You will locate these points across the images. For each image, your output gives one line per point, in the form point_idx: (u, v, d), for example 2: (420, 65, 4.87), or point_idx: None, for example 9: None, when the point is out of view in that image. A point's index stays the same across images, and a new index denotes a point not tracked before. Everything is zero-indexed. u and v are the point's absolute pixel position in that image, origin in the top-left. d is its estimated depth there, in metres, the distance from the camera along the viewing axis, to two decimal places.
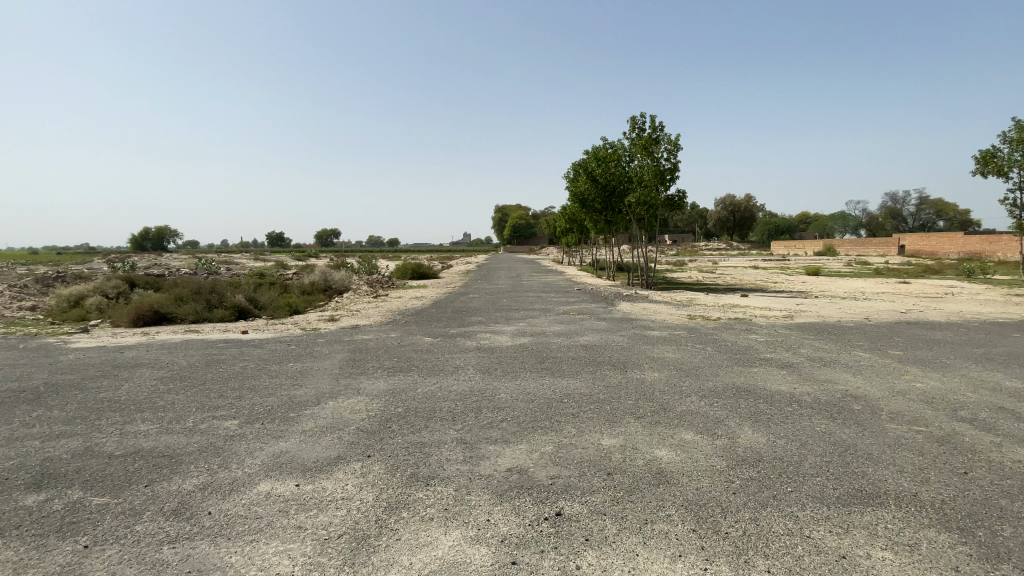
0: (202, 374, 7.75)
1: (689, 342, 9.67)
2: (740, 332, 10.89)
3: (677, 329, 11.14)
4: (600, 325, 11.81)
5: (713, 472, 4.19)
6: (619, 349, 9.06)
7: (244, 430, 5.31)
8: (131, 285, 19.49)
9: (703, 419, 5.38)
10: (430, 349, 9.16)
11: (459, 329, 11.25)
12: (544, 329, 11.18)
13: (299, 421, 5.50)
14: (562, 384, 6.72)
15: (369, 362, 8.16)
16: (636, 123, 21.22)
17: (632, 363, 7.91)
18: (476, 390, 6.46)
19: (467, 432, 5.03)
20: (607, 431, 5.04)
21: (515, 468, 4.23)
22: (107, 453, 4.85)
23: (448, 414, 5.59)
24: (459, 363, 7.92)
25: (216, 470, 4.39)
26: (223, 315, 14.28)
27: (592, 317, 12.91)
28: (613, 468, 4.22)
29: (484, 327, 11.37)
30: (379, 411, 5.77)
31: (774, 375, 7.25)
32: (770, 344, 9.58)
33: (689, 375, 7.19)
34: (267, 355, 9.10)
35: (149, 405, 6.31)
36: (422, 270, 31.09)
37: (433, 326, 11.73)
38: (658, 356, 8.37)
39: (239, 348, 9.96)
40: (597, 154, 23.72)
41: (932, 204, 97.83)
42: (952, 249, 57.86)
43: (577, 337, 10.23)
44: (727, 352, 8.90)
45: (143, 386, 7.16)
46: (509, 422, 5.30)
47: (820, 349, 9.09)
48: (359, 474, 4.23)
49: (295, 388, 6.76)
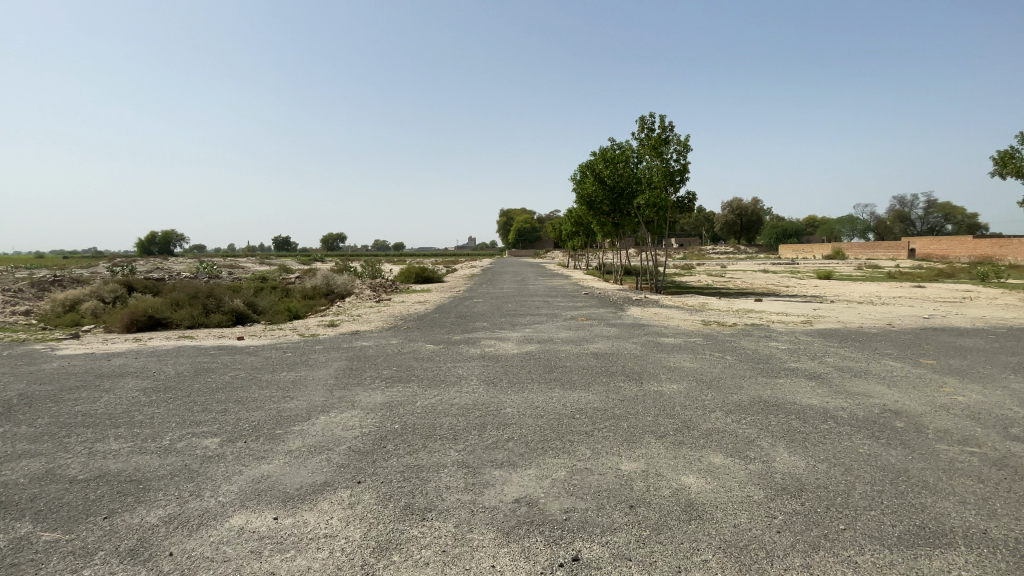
0: (188, 385, 7.28)
1: (706, 351, 9.10)
2: (759, 339, 10.29)
3: (692, 336, 10.57)
4: (611, 331, 11.24)
5: (751, 505, 3.64)
6: (633, 358, 8.51)
7: (224, 450, 4.82)
8: (129, 290, 19.18)
9: (732, 440, 4.83)
10: (431, 358, 8.65)
11: (463, 335, 10.74)
12: (552, 336, 10.64)
13: (286, 439, 5.01)
14: (574, 397, 6.19)
15: (366, 371, 7.67)
16: (646, 123, 20.72)
17: (648, 374, 7.37)
18: (480, 405, 5.93)
19: (469, 454, 4.51)
20: (627, 453, 4.51)
21: (523, 499, 3.70)
22: (69, 478, 4.46)
23: (449, 432, 5.07)
24: (462, 373, 7.41)
25: (187, 500, 3.93)
26: (220, 320, 13.86)
27: (602, 323, 12.37)
28: (636, 500, 3.70)
29: (489, 334, 10.85)
30: (374, 427, 5.26)
31: (804, 388, 6.69)
32: (794, 353, 8.98)
33: (711, 387, 6.64)
34: (260, 364, 8.63)
35: (126, 420, 5.85)
36: (425, 274, 30.63)
37: (435, 333, 11.24)
38: (676, 367, 7.81)
39: (232, 356, 9.51)
40: (605, 155, 23.26)
41: (942, 206, 96.46)
42: (964, 250, 56.37)
43: (587, 345, 9.69)
44: (748, 361, 8.32)
45: (123, 398, 6.71)
46: (516, 441, 4.78)
47: (848, 358, 8.49)
48: (348, 505, 3.72)
49: (285, 401, 6.28)
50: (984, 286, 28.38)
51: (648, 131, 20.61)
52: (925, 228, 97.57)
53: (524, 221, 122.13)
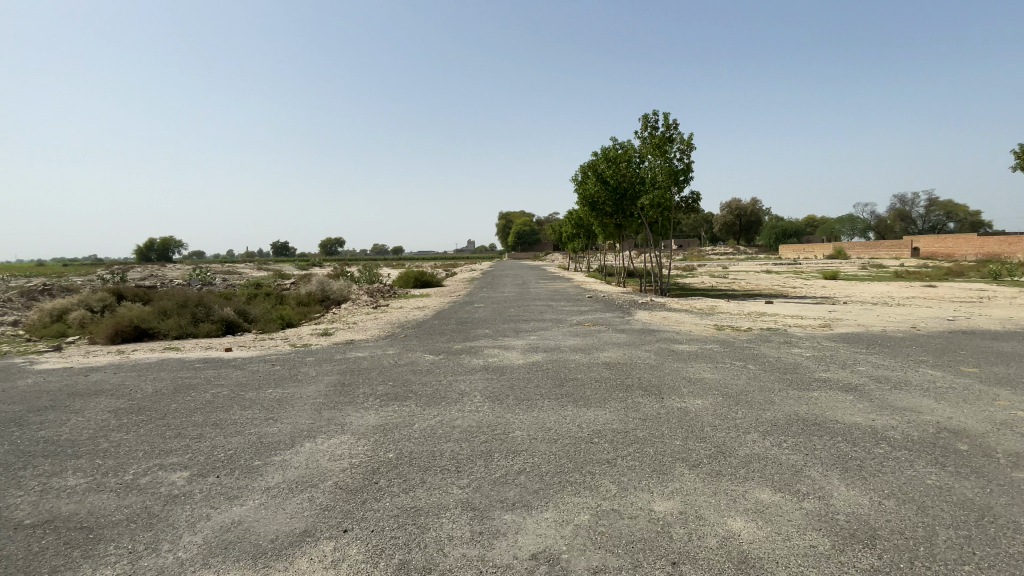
0: (164, 405, 6.63)
1: (726, 360, 8.45)
2: (780, 346, 9.65)
3: (708, 343, 9.93)
4: (621, 338, 10.59)
5: (820, 560, 3.00)
6: (649, 368, 7.85)
7: (192, 487, 4.17)
8: (118, 298, 18.51)
9: (777, 472, 4.22)
10: (430, 370, 8.02)
11: (464, 344, 10.11)
12: (559, 344, 9.98)
13: (265, 473, 4.37)
14: (590, 417, 5.55)
15: (359, 387, 7.03)
16: (650, 121, 20.13)
17: (668, 387, 6.73)
18: (485, 427, 5.30)
19: (474, 492, 3.87)
20: (658, 489, 3.87)
21: (542, 555, 3.07)
22: (11, 524, 3.81)
23: (451, 462, 4.43)
24: (464, 388, 6.77)
25: (141, 555, 3.29)
26: (210, 329, 13.20)
27: (610, 329, 11.72)
28: (679, 554, 3.07)
29: (491, 343, 10.19)
30: (366, 457, 4.62)
31: (842, 403, 6.06)
32: (822, 361, 8.33)
33: (742, 404, 6.01)
34: (245, 379, 7.97)
35: (90, 448, 5.20)
36: (424, 278, 29.97)
37: (435, 341, 10.61)
38: (698, 379, 7.16)
39: (217, 370, 8.86)
40: (607, 155, 22.67)
41: (943, 204, 95.94)
42: (969, 249, 55.60)
43: (598, 354, 9.03)
44: (774, 372, 7.67)
45: (90, 421, 6.04)
46: (529, 474, 4.14)
47: (881, 367, 7.84)
48: (331, 562, 3.08)
49: (269, 424, 5.63)
50: (995, 285, 27.78)
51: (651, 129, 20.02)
52: (926, 227, 97.08)
53: (523, 224, 121.60)
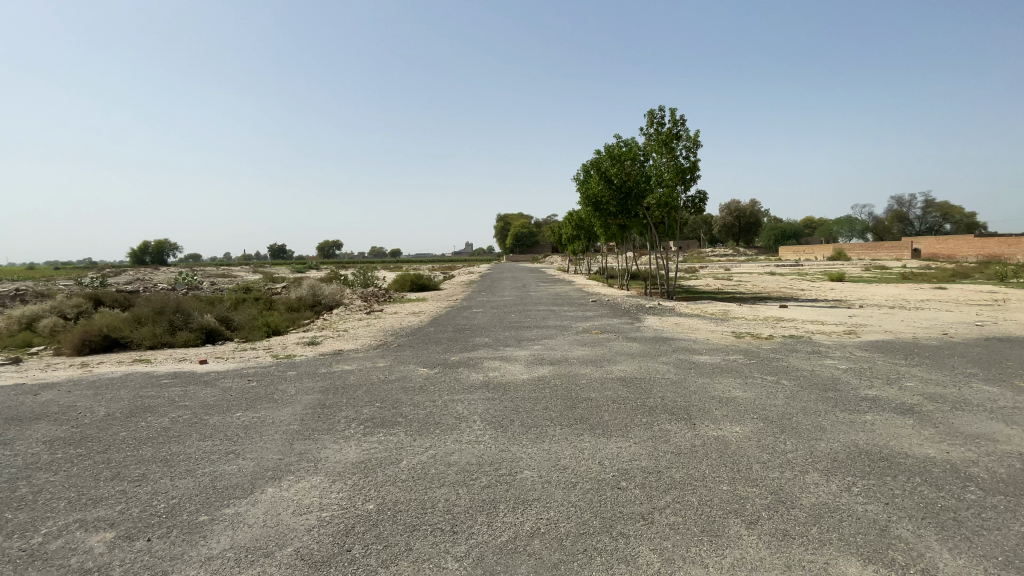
0: (113, 436, 5.71)
1: (755, 375, 7.53)
2: (810, 357, 8.73)
3: (731, 355, 8.99)
4: (634, 348, 9.67)
5: None
6: (671, 385, 6.93)
7: (111, 559, 3.26)
8: (97, 304, 17.54)
9: (858, 533, 3.33)
10: (423, 386, 7.12)
11: (461, 356, 9.17)
12: (565, 355, 9.05)
13: (208, 536, 3.45)
14: (612, 450, 4.65)
15: (341, 410, 6.11)
16: (656, 117, 19.28)
17: (697, 410, 5.81)
18: (488, 464, 4.40)
19: (475, 566, 2.97)
20: (714, 563, 2.97)
21: None
22: None
23: (445, 519, 3.52)
24: (461, 412, 5.83)
25: None
26: (187, 339, 12.24)
27: (620, 337, 10.80)
28: None
29: (491, 354, 9.25)
30: (339, 511, 3.71)
31: (904, 430, 5.17)
32: (862, 375, 7.42)
33: (790, 433, 5.12)
34: (214, 399, 7.05)
35: (5, 496, 4.28)
36: (421, 281, 28.99)
37: (430, 352, 9.71)
38: (729, 399, 6.25)
39: (186, 387, 7.94)
40: (611, 153, 21.83)
41: (941, 205, 95.33)
42: (973, 250, 54.90)
43: (611, 367, 8.10)
44: (813, 388, 6.76)
45: (19, 458, 5.12)
46: (543, 538, 3.25)
47: (932, 382, 6.94)
48: None
49: (227, 463, 4.71)
50: (1007, 286, 27.01)
51: (659, 125, 19.21)
52: (926, 228, 96.67)
53: (522, 226, 120.82)
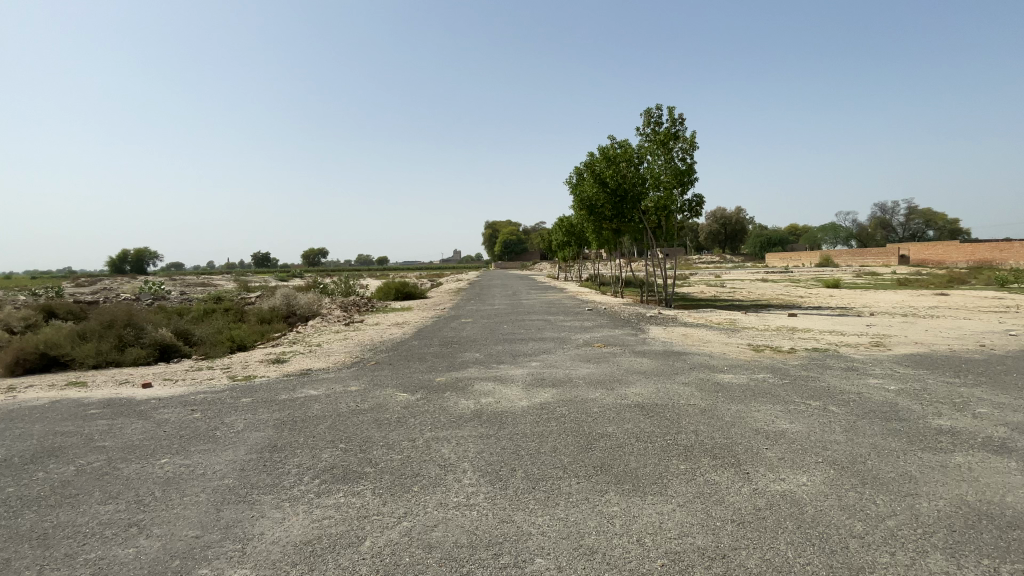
0: None
1: (796, 399, 6.38)
2: (849, 376, 7.61)
3: (757, 373, 7.85)
4: (645, 364, 8.49)
5: None
6: (701, 415, 5.75)
7: None
8: (46, 316, 15.88)
9: None
10: (401, 418, 5.85)
11: (448, 376, 7.89)
12: (569, 374, 7.82)
13: None
14: (652, 520, 3.43)
15: (295, 456, 4.82)
16: (654, 116, 18.31)
17: (743, 452, 4.63)
18: (485, 547, 3.16)
19: None
20: None
21: None
22: None
23: None
24: (447, 458, 4.59)
25: None
26: (137, 356, 10.78)
27: (627, 351, 9.60)
28: None
29: (482, 374, 7.99)
30: None
31: (1018, 482, 4.05)
32: (920, 399, 6.32)
33: (873, 489, 3.94)
34: (141, 438, 5.69)
35: None
36: (406, 290, 27.66)
37: (412, 371, 8.42)
38: (779, 436, 5.08)
39: (113, 420, 6.56)
40: (606, 154, 20.82)
41: (924, 212, 96.42)
42: (960, 256, 55.00)
43: (623, 389, 6.90)
44: (872, 418, 5.64)
45: None
46: None
47: (1007, 409, 5.89)
48: None
49: (122, 546, 3.38)
50: (1006, 292, 26.58)
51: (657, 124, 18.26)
52: (909, 235, 97.82)
53: (510, 233, 119.74)
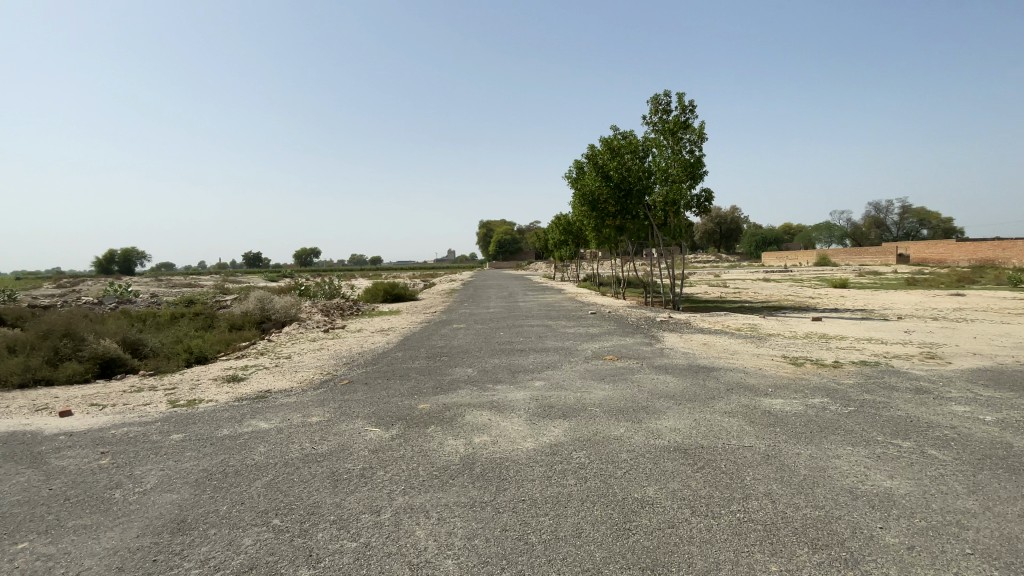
0: None
1: (879, 439, 4.96)
2: (924, 402, 6.22)
3: (812, 397, 6.42)
4: (672, 384, 7.04)
5: None
6: (768, 467, 4.30)
7: None
8: None
9: None
10: (365, 471, 4.37)
11: (432, 403, 6.40)
12: (581, 398, 6.39)
13: None
14: None
15: (203, 543, 3.35)
16: (662, 103, 16.82)
17: (851, 537, 3.23)
18: None
19: None
20: None
21: None
22: None
23: None
24: (424, 549, 3.13)
25: None
26: (73, 373, 9.20)
27: (646, 366, 8.14)
28: None
29: (475, 399, 6.53)
30: None
31: None
32: None
33: None
34: (13, 506, 4.19)
35: None
36: (396, 291, 26.16)
37: (390, 394, 6.94)
38: (888, 509, 3.65)
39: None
40: (609, 145, 19.32)
41: (919, 211, 95.91)
42: (961, 255, 54.06)
43: (653, 422, 5.45)
44: (995, 470, 4.25)
45: None
46: None
47: None
48: None
49: None
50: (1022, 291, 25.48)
51: (665, 111, 16.82)
52: (903, 234, 97.37)
53: (503, 233, 118.44)
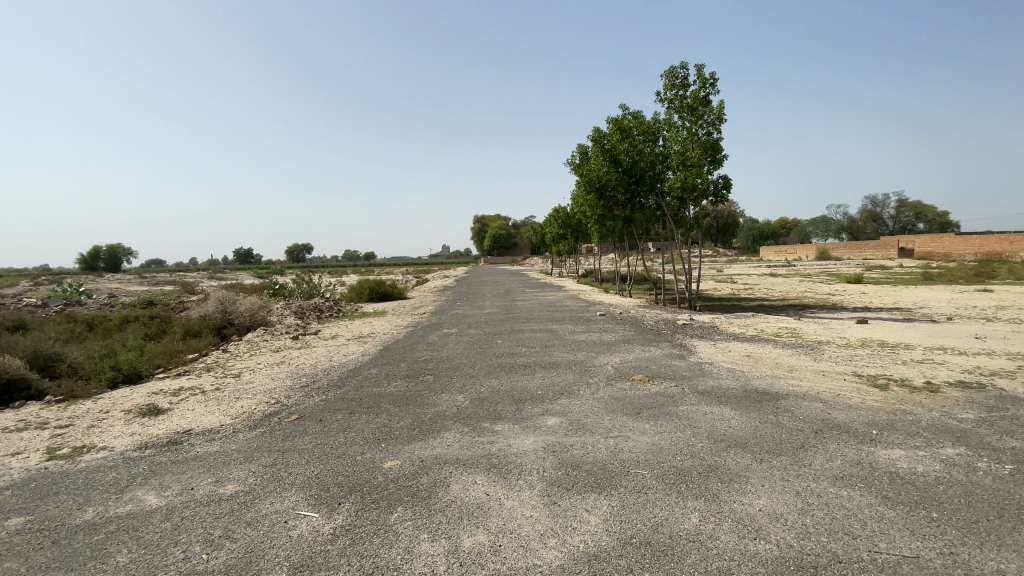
0: None
1: None
2: None
3: (940, 446, 4.55)
4: (737, 425, 5.12)
5: None
6: None
7: None
8: None
9: None
10: None
11: (404, 459, 4.47)
12: (615, 451, 4.47)
13: None
14: None
15: None
16: (679, 76, 14.91)
17: None
18: None
19: None
20: None
21: None
22: None
23: None
24: None
25: None
26: None
27: (689, 393, 6.26)
28: None
29: (465, 451, 4.59)
30: None
31: None
32: None
33: None
34: None
35: None
36: (384, 291, 24.12)
37: (345, 441, 4.98)
38: None
39: None
40: (619, 126, 17.43)
41: (916, 203, 94.98)
42: (967, 247, 52.53)
43: (737, 502, 3.56)
44: None
45: None
46: None
47: None
48: None
49: None
50: None
51: (682, 86, 14.91)
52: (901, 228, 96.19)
53: (497, 229, 115.45)
